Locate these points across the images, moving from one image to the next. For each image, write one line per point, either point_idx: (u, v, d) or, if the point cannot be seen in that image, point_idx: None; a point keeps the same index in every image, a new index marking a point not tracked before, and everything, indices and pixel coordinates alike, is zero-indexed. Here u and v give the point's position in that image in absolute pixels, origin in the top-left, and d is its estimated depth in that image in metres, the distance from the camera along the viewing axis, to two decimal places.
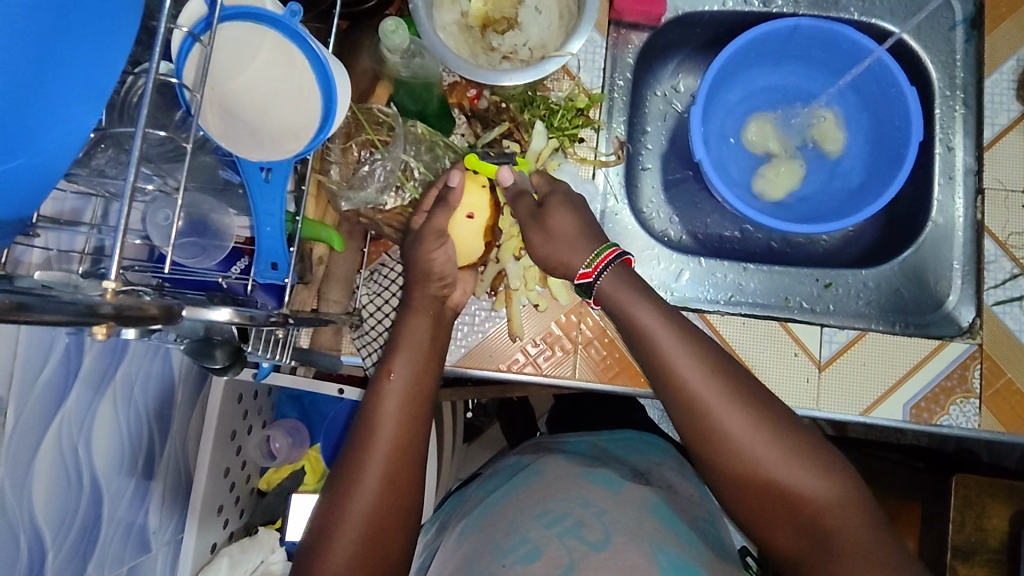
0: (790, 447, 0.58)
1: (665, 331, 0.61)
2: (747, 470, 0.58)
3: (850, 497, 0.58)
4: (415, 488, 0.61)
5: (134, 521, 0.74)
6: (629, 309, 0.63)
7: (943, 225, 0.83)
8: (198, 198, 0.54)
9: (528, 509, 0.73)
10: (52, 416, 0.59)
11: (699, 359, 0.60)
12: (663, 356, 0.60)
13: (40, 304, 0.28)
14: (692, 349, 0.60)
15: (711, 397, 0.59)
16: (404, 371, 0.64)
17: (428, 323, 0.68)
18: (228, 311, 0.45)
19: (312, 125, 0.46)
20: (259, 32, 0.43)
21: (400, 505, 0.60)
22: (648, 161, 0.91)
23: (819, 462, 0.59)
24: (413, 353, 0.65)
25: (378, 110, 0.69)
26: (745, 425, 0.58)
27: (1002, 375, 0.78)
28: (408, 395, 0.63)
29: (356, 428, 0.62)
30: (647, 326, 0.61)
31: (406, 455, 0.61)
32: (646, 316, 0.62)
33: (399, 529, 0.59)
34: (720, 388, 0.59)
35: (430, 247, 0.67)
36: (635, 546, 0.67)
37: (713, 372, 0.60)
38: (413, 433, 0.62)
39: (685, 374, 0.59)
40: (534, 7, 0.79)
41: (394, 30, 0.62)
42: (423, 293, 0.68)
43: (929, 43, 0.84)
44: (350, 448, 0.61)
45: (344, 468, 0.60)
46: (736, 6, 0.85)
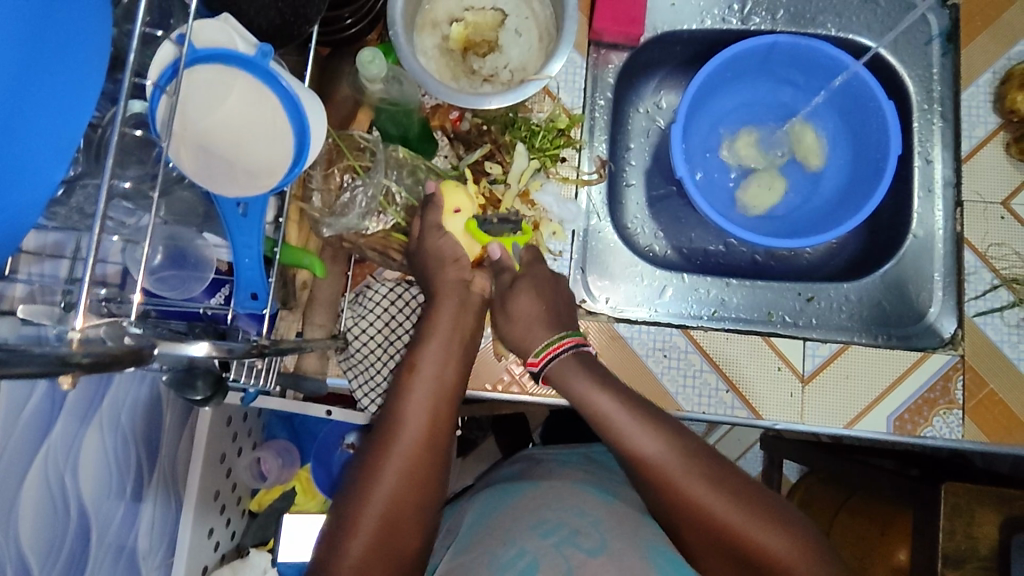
0: (753, 507, 0.61)
1: (624, 409, 0.64)
2: (717, 533, 0.60)
3: (813, 548, 0.60)
4: (436, 479, 0.61)
5: (124, 545, 0.75)
6: (586, 393, 0.66)
7: (923, 237, 0.83)
8: (182, 231, 0.55)
9: (523, 519, 0.73)
10: (39, 446, 0.60)
11: (657, 432, 0.63)
12: (625, 433, 0.63)
13: (9, 358, 0.29)
14: (652, 424, 0.64)
15: (673, 468, 0.61)
16: (429, 365, 0.64)
17: (453, 309, 0.67)
18: (206, 344, 0.45)
19: (286, 159, 0.46)
20: (228, 73, 0.44)
21: (420, 497, 0.60)
22: (632, 177, 0.92)
23: (782, 519, 0.61)
24: (440, 343, 0.65)
25: (360, 135, 0.71)
26: (708, 488, 0.61)
27: (984, 385, 0.78)
28: (433, 388, 0.63)
29: (380, 420, 0.62)
30: (606, 406, 0.64)
31: (428, 451, 0.61)
32: (602, 395, 0.65)
33: (417, 521, 0.60)
34: (678, 457, 0.62)
35: (435, 240, 0.69)
36: (634, 551, 0.67)
37: (671, 444, 0.63)
38: (435, 428, 0.62)
39: (647, 449, 0.62)
40: (513, 30, 0.80)
41: (371, 60, 0.62)
42: (445, 277, 0.68)
43: (905, 57, 0.85)
44: (371, 441, 0.61)
45: (366, 458, 0.60)
46: (714, 25, 0.86)
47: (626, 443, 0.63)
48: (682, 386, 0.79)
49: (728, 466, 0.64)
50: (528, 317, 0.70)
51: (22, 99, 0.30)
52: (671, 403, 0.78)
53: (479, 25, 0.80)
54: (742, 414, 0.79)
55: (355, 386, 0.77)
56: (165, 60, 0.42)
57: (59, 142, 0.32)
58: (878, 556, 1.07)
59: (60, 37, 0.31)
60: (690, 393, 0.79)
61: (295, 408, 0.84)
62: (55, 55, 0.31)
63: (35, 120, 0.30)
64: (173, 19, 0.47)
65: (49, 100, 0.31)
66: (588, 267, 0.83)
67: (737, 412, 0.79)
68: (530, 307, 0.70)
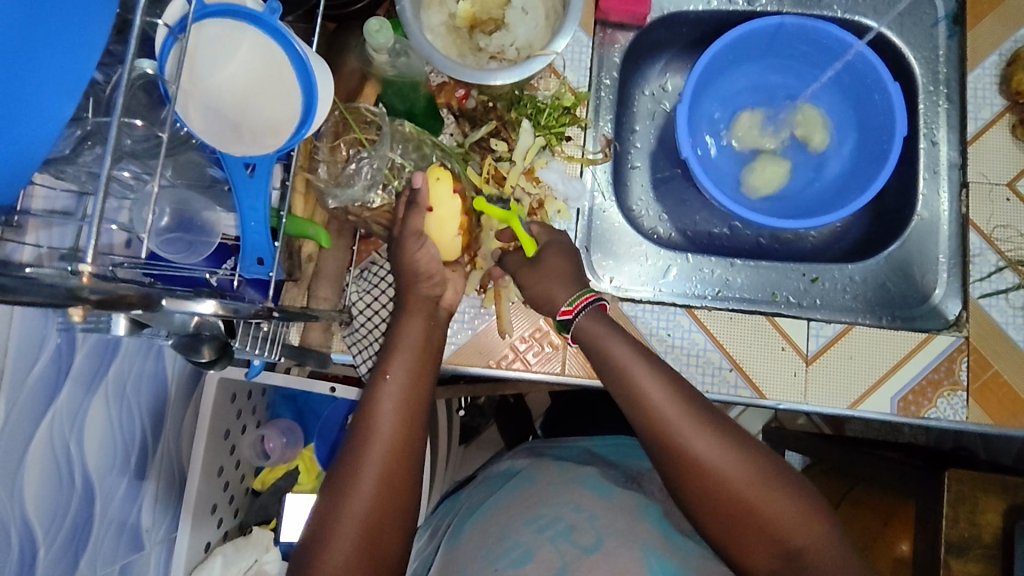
0: (778, 484, 0.60)
1: (641, 360, 0.64)
2: (738, 510, 0.59)
3: (829, 527, 0.59)
4: (411, 488, 0.61)
5: (126, 520, 0.75)
6: (603, 345, 0.66)
7: (928, 219, 0.83)
8: (191, 195, 0.55)
9: (517, 515, 0.73)
10: (45, 411, 0.60)
11: (689, 407, 0.62)
12: (641, 385, 0.63)
13: (17, 287, 0.29)
14: (668, 379, 0.63)
15: (681, 417, 0.61)
16: (399, 374, 0.64)
17: (422, 323, 0.68)
18: (212, 303, 0.46)
19: (293, 120, 0.47)
20: (239, 29, 0.44)
21: (397, 506, 0.60)
22: (637, 159, 0.92)
23: (782, 479, 0.60)
24: (406, 352, 0.65)
25: (366, 108, 0.71)
26: (716, 449, 0.60)
27: (989, 367, 0.78)
28: (403, 399, 0.63)
29: (352, 428, 0.62)
30: (623, 356, 0.65)
31: (401, 455, 0.61)
32: (621, 345, 0.65)
33: (396, 529, 0.60)
34: (689, 413, 0.61)
35: (413, 249, 0.68)
36: (628, 549, 0.68)
37: (701, 418, 0.61)
38: (408, 434, 0.62)
39: (659, 400, 0.62)
40: (520, 8, 0.80)
41: (378, 30, 0.63)
42: (414, 293, 0.69)
43: (911, 39, 0.85)
44: (346, 453, 0.61)
45: (341, 469, 0.60)
46: (719, 6, 0.86)
47: (640, 397, 0.62)
48: (684, 365, 0.79)
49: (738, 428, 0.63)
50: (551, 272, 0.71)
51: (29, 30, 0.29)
52: None
53: (485, 3, 0.80)
54: (746, 394, 0.79)
55: (360, 361, 0.76)
56: (178, 14, 0.43)
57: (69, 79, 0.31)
58: (881, 547, 1.06)
59: None
60: (694, 372, 0.79)
61: (297, 385, 0.85)
62: None
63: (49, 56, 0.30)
64: None
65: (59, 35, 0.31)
66: (593, 246, 0.83)
67: (741, 392, 0.79)
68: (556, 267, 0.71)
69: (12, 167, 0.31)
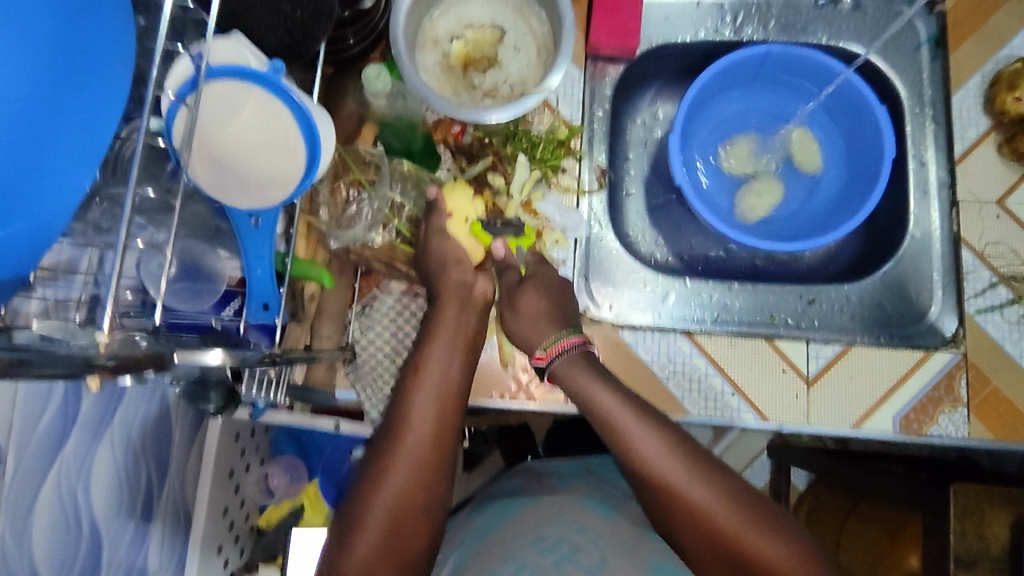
0: (774, 529, 0.60)
1: (627, 410, 0.64)
2: (733, 554, 0.59)
3: (825, 575, 0.59)
4: (443, 479, 0.61)
5: (134, 565, 0.74)
6: (587, 394, 0.66)
7: (921, 238, 0.85)
8: (194, 244, 0.56)
9: (523, 535, 0.73)
10: (52, 461, 0.60)
11: (683, 459, 0.61)
12: (628, 435, 0.63)
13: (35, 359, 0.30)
14: (658, 427, 0.63)
15: (673, 468, 0.61)
16: (434, 368, 0.64)
17: (456, 311, 0.68)
18: (221, 352, 0.45)
19: (298, 171, 0.48)
20: (243, 88, 0.45)
21: (427, 498, 0.60)
22: (631, 187, 0.93)
23: (778, 524, 0.60)
24: (444, 343, 0.66)
25: (365, 150, 0.72)
26: (707, 495, 0.60)
27: (988, 382, 0.79)
28: (438, 391, 0.63)
29: (385, 419, 0.62)
30: (609, 404, 0.64)
31: (436, 446, 0.61)
32: (606, 394, 0.65)
33: (425, 519, 0.60)
34: (680, 461, 0.61)
35: (439, 242, 0.71)
36: (631, 568, 0.68)
37: (698, 468, 0.61)
38: (441, 427, 0.62)
39: (647, 451, 0.61)
40: (512, 45, 0.82)
41: (376, 76, 0.65)
42: (447, 281, 0.69)
43: (895, 62, 0.88)
44: (377, 444, 0.61)
45: (371, 461, 0.60)
46: (707, 36, 0.88)
47: (627, 446, 0.62)
48: (687, 390, 0.79)
49: (725, 470, 0.63)
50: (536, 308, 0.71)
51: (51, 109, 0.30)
52: (677, 407, 0.79)
53: (478, 42, 0.82)
54: (749, 418, 0.79)
55: (364, 398, 0.77)
56: (183, 74, 0.44)
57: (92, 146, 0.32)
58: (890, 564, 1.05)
59: (88, 37, 0.31)
60: (696, 398, 0.79)
61: (302, 422, 0.84)
62: (86, 55, 0.31)
63: (68, 129, 0.31)
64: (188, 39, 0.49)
65: (79, 116, 0.31)
66: (591, 275, 0.84)
67: (744, 416, 0.79)
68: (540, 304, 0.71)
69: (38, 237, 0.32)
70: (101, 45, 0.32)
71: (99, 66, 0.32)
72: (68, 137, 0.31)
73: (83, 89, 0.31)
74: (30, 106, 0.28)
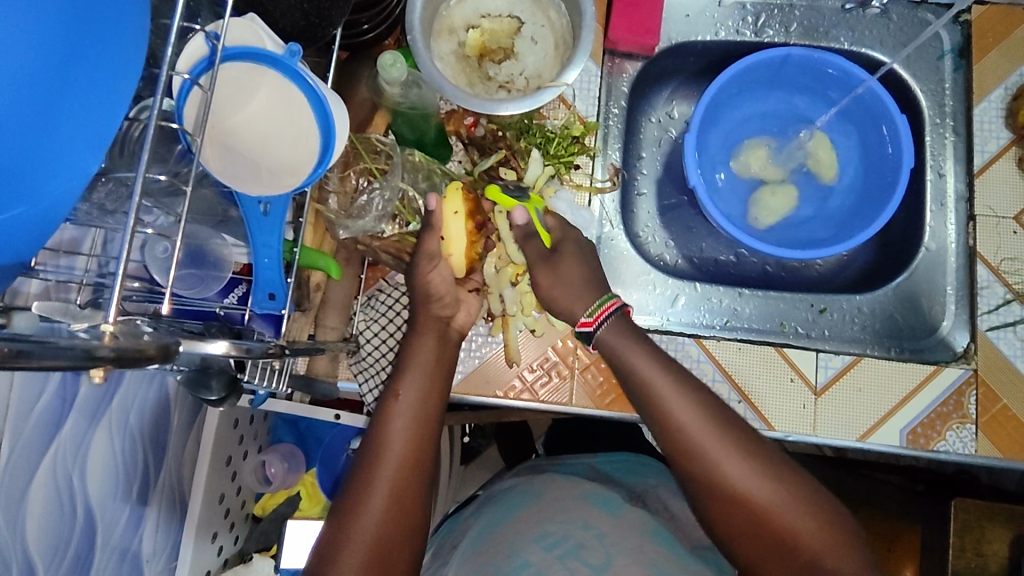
0: (844, 542, 0.58)
1: (666, 377, 0.64)
2: (802, 566, 0.58)
3: (861, 551, 0.58)
4: (421, 509, 0.60)
5: (128, 550, 0.73)
6: (623, 355, 0.66)
7: (935, 250, 0.83)
8: (201, 228, 0.54)
9: (527, 531, 0.72)
10: (48, 444, 0.59)
11: (718, 426, 0.61)
12: (664, 400, 0.63)
13: (37, 350, 0.28)
14: (693, 393, 0.63)
15: (710, 436, 0.61)
16: (410, 394, 0.63)
17: (434, 342, 0.68)
18: (224, 343, 0.45)
19: (311, 160, 0.47)
20: (258, 71, 0.44)
21: (405, 529, 0.58)
22: (643, 187, 0.92)
23: (810, 499, 0.59)
24: (420, 372, 0.65)
25: (376, 139, 0.71)
26: (741, 465, 0.60)
27: (998, 400, 0.78)
28: (416, 416, 0.62)
29: (363, 447, 0.62)
30: (647, 371, 0.64)
31: (413, 473, 0.60)
32: (644, 359, 0.65)
33: (406, 549, 0.59)
34: (715, 430, 0.61)
35: (425, 269, 0.69)
36: (637, 568, 0.67)
37: (732, 436, 0.61)
38: (418, 455, 0.61)
39: (682, 416, 0.62)
40: (530, 38, 0.80)
41: (392, 64, 0.63)
42: (427, 313, 0.69)
43: (918, 71, 0.86)
44: (355, 473, 0.60)
45: (349, 492, 0.59)
46: (728, 36, 0.87)
47: (662, 411, 0.62)
48: None
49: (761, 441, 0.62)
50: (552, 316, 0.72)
51: (55, 87, 0.28)
52: None
53: (495, 32, 0.80)
54: (755, 425, 0.78)
55: (366, 390, 0.76)
56: (197, 56, 0.42)
57: (101, 128, 0.31)
58: None
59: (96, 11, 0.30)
60: None
61: (302, 412, 0.83)
62: (94, 32, 0.30)
63: (74, 108, 0.29)
64: (201, 18, 0.47)
65: (87, 96, 0.30)
66: None
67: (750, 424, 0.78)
68: (577, 274, 0.70)
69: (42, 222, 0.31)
70: (111, 22, 0.30)
71: (109, 42, 0.30)
72: (76, 120, 0.29)
73: (92, 67, 0.30)
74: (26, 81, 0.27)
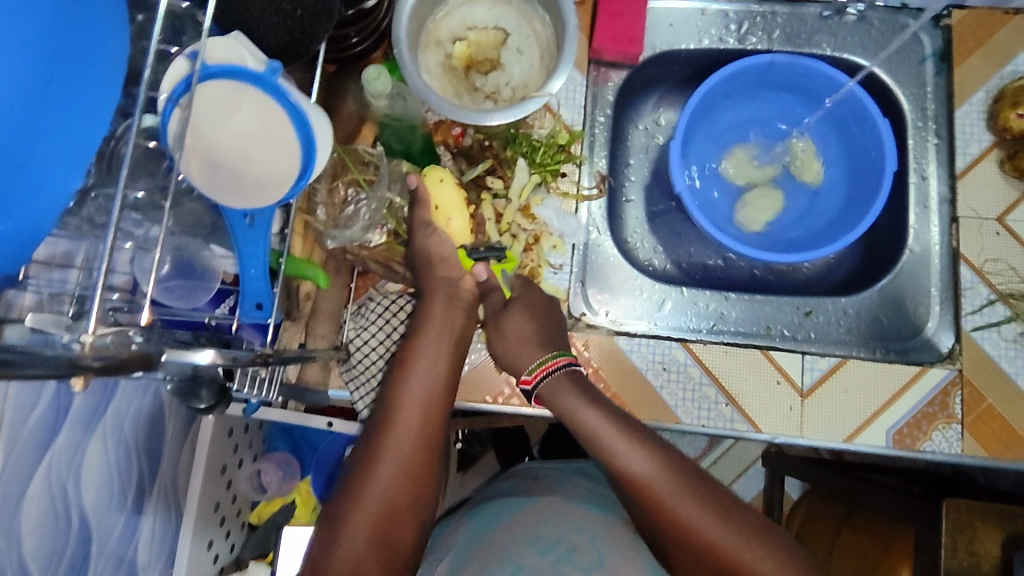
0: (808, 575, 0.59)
1: (616, 427, 0.65)
2: None
3: None
4: (432, 478, 0.62)
5: (123, 557, 0.74)
6: (571, 409, 0.67)
7: (920, 252, 0.84)
8: (189, 241, 0.56)
9: (522, 535, 0.73)
10: (42, 454, 0.60)
11: (671, 476, 0.62)
12: (617, 452, 0.63)
13: (21, 360, 0.29)
14: (645, 442, 0.64)
15: (665, 486, 0.61)
16: (423, 368, 0.66)
17: (443, 306, 0.70)
18: (210, 351, 0.45)
19: (292, 172, 0.48)
20: (239, 88, 0.46)
21: (416, 497, 0.61)
22: (631, 193, 0.93)
23: (769, 538, 0.60)
24: (433, 345, 0.67)
25: (364, 150, 0.72)
26: (699, 510, 0.60)
27: (983, 400, 0.79)
28: (430, 388, 0.65)
29: (372, 421, 0.63)
30: (595, 423, 0.65)
31: (420, 444, 0.62)
32: (593, 414, 0.66)
33: (414, 515, 0.61)
34: (671, 478, 0.62)
35: (424, 237, 0.72)
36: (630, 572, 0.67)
37: (685, 485, 0.62)
38: (425, 431, 0.63)
39: (635, 467, 0.62)
40: (515, 49, 0.82)
41: (376, 77, 0.64)
42: (434, 279, 0.71)
43: (898, 76, 0.87)
44: (363, 444, 0.62)
45: (358, 462, 0.61)
46: (711, 44, 0.88)
47: (616, 461, 0.63)
48: (681, 399, 0.79)
49: (712, 484, 0.63)
50: (521, 336, 0.71)
51: (45, 106, 0.30)
52: (670, 416, 0.79)
53: (481, 44, 0.82)
54: (742, 427, 0.79)
55: (357, 397, 0.77)
56: (178, 76, 0.43)
57: (81, 144, 0.32)
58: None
59: (83, 33, 0.31)
60: (690, 407, 0.79)
61: (295, 419, 0.84)
62: (81, 52, 0.31)
63: (59, 125, 0.31)
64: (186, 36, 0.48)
65: (71, 115, 0.31)
66: (588, 280, 0.84)
67: (737, 426, 0.79)
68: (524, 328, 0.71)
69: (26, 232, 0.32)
70: (95, 42, 0.32)
71: (92, 61, 0.32)
72: (64, 137, 0.31)
73: (76, 85, 0.31)
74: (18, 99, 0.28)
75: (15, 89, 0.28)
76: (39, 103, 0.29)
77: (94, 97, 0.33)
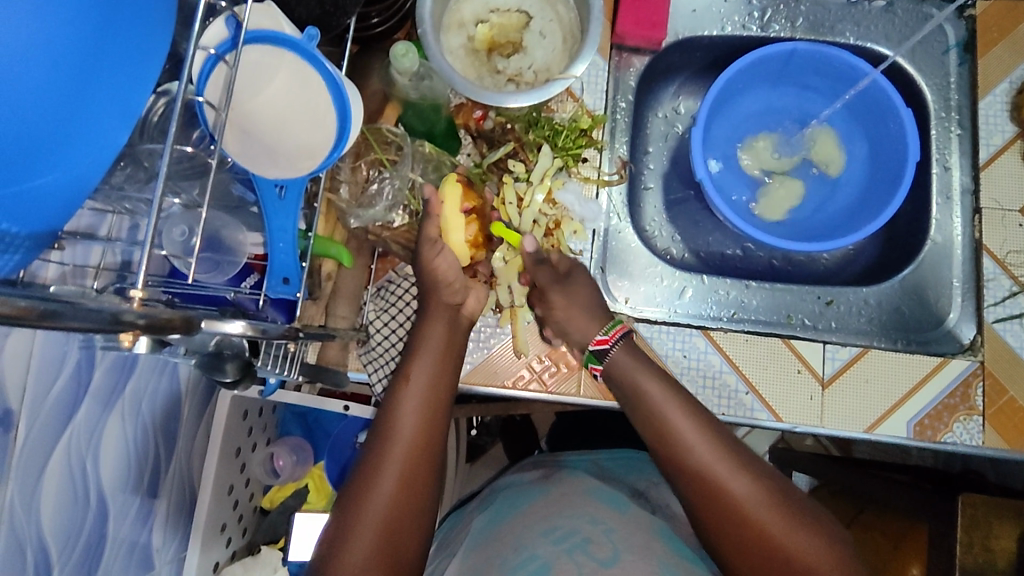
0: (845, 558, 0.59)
1: (670, 393, 0.66)
2: None
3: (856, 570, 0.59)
4: (431, 486, 0.61)
5: (137, 540, 0.74)
6: (633, 370, 0.69)
7: (941, 243, 0.84)
8: (217, 215, 0.55)
9: (535, 526, 0.72)
10: (62, 429, 0.60)
11: (718, 441, 0.63)
12: (669, 416, 0.64)
13: (66, 311, 0.29)
14: (692, 407, 0.65)
15: (710, 451, 0.62)
16: (422, 377, 0.64)
17: (443, 330, 0.69)
18: (241, 323, 0.44)
19: (326, 142, 0.48)
20: (276, 53, 0.45)
21: (415, 508, 0.59)
22: (650, 181, 0.92)
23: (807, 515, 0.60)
24: (429, 358, 0.66)
25: (387, 129, 0.72)
26: (743, 478, 0.61)
27: (1004, 392, 0.78)
28: (428, 398, 0.63)
29: (373, 430, 0.62)
30: (653, 387, 0.67)
31: (421, 452, 0.61)
32: (653, 378, 0.68)
33: (416, 526, 0.59)
34: (717, 445, 0.62)
35: (431, 256, 0.70)
36: (645, 564, 0.66)
37: (731, 451, 0.62)
38: (427, 438, 0.62)
39: (684, 428, 0.63)
40: (538, 32, 0.81)
41: (404, 54, 0.64)
42: (437, 301, 0.70)
43: (922, 66, 0.86)
44: (366, 453, 0.61)
45: (361, 471, 0.60)
46: (733, 31, 0.87)
47: (668, 428, 0.64)
48: (700, 387, 0.79)
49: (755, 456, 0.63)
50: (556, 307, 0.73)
51: (96, 57, 0.29)
52: None
53: (504, 26, 0.81)
54: (763, 417, 0.78)
55: (374, 380, 0.76)
56: (220, 37, 0.43)
57: (130, 99, 0.32)
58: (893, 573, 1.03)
59: None
60: (710, 395, 0.79)
61: (311, 403, 0.84)
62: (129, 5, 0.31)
63: (109, 78, 0.30)
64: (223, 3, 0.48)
65: (121, 68, 0.31)
66: (608, 266, 0.84)
67: (757, 415, 0.78)
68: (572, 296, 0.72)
69: (70, 188, 0.31)
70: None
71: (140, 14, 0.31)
72: (114, 91, 0.31)
73: (125, 38, 0.31)
74: (64, 46, 0.28)
75: (61, 37, 0.28)
76: (88, 53, 0.29)
77: (143, 53, 0.32)
